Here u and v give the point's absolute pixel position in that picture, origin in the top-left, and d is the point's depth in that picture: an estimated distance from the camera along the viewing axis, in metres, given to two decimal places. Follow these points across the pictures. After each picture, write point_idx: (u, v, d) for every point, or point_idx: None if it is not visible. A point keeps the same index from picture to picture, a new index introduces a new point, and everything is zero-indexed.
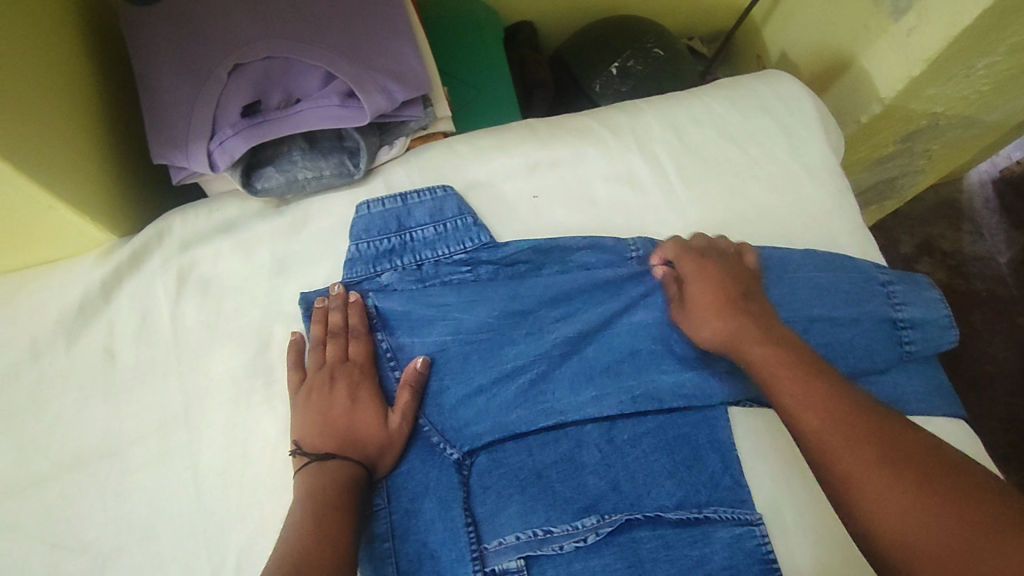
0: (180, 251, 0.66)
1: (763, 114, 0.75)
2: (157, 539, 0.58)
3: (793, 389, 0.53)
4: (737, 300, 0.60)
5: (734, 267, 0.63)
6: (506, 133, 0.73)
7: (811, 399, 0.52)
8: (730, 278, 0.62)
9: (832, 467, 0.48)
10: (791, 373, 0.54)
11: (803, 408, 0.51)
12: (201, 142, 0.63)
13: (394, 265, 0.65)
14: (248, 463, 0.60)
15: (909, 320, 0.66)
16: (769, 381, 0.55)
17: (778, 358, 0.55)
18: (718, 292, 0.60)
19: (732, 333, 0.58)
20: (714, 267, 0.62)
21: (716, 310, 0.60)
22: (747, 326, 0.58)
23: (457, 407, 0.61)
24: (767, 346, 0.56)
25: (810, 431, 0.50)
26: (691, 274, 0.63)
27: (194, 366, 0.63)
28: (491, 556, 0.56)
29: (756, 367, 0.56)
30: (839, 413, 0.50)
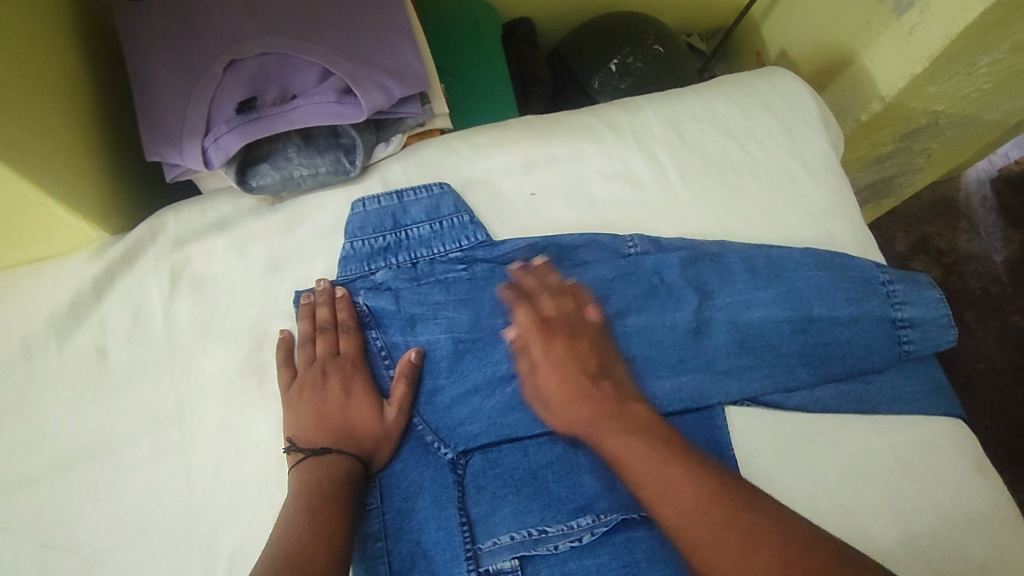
0: (173, 249, 0.66)
1: (763, 112, 0.74)
2: (148, 539, 0.58)
3: (653, 481, 0.53)
4: (585, 385, 0.60)
5: (585, 338, 0.63)
6: (503, 130, 0.72)
7: (677, 491, 0.52)
8: (579, 358, 0.62)
9: (703, 564, 0.49)
10: (651, 460, 0.54)
11: (668, 501, 0.52)
12: (195, 139, 0.63)
13: (389, 264, 0.65)
14: (240, 463, 0.60)
15: (908, 320, 0.65)
16: (632, 472, 0.55)
17: (640, 447, 0.55)
18: (566, 382, 0.60)
19: (586, 420, 0.59)
20: (563, 348, 0.62)
21: (573, 401, 0.60)
22: (602, 415, 0.58)
23: (451, 407, 0.61)
24: (626, 436, 0.56)
25: (674, 521, 0.52)
26: (542, 356, 0.62)
27: (186, 365, 0.63)
28: (485, 556, 0.56)
29: (620, 457, 0.56)
30: (698, 504, 0.51)
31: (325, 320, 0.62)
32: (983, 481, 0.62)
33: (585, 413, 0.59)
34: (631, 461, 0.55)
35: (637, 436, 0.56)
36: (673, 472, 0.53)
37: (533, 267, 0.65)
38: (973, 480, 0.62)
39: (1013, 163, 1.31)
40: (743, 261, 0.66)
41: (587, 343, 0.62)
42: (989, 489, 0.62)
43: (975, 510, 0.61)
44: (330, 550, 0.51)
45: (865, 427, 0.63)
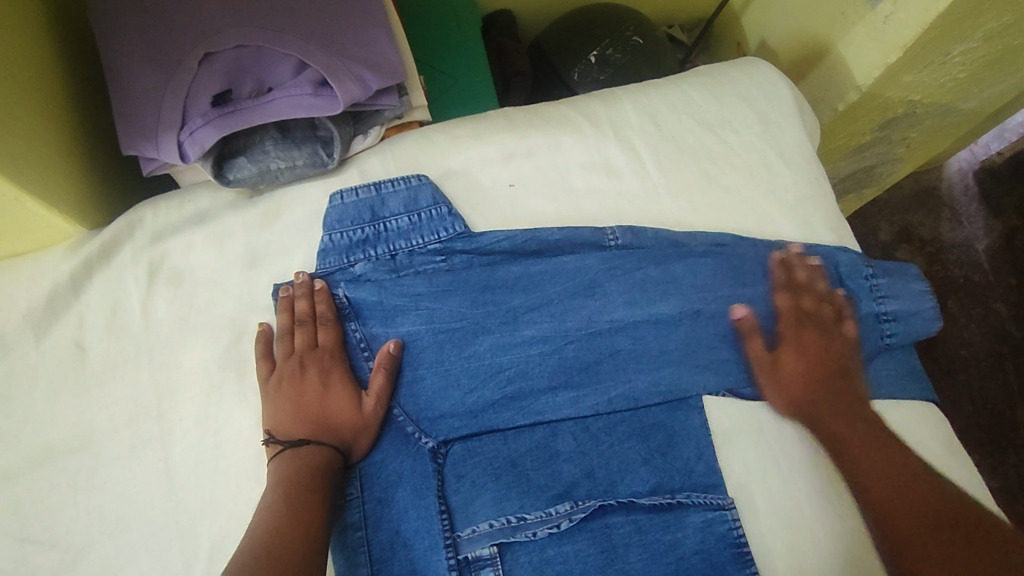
0: (150, 244, 0.66)
1: (741, 103, 0.75)
2: (129, 533, 0.58)
3: (869, 458, 0.58)
4: (823, 376, 0.63)
5: (831, 340, 0.64)
6: (481, 122, 0.72)
7: (881, 465, 0.57)
8: (825, 348, 0.64)
9: (886, 515, 0.55)
10: (862, 441, 0.59)
11: (871, 469, 0.57)
12: (171, 133, 0.62)
13: (368, 256, 0.65)
14: (221, 456, 0.60)
15: (891, 313, 0.66)
16: (844, 448, 0.59)
17: (857, 428, 0.60)
18: (811, 364, 0.63)
19: (805, 405, 0.62)
20: (812, 339, 0.64)
21: (801, 382, 0.63)
22: (821, 397, 0.62)
23: (432, 398, 0.61)
24: (845, 418, 0.61)
25: (874, 484, 0.57)
26: (785, 337, 0.65)
27: (167, 359, 0.63)
28: (464, 544, 0.57)
29: (830, 433, 0.61)
30: (906, 481, 0.56)
31: (304, 313, 0.62)
32: (952, 462, 0.63)
33: (801, 398, 0.63)
34: (844, 438, 0.60)
35: (854, 416, 0.61)
36: (891, 454, 0.58)
37: (799, 262, 0.67)
38: (943, 462, 0.63)
39: (995, 155, 1.31)
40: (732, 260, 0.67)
41: (833, 338, 0.64)
42: (958, 470, 0.63)
43: None
44: (312, 541, 0.52)
45: None
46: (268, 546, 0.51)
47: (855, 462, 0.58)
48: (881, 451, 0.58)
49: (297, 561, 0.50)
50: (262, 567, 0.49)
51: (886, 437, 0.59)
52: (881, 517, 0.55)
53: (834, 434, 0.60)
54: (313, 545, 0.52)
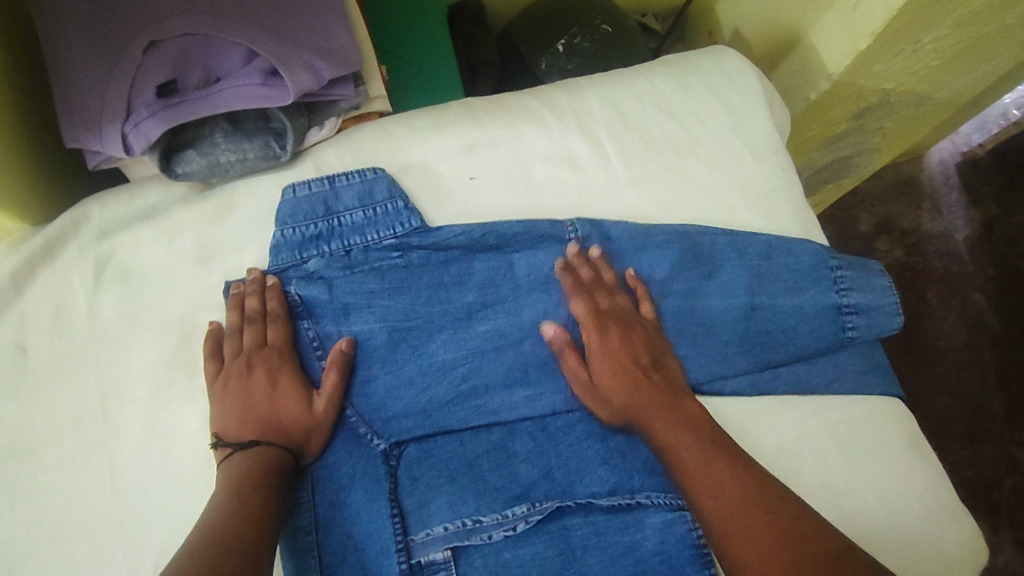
0: (97, 240, 0.63)
1: (707, 92, 0.73)
2: (72, 540, 0.56)
3: (702, 471, 0.53)
4: (638, 374, 0.60)
5: (635, 335, 0.62)
6: (442, 112, 0.71)
7: (712, 485, 0.52)
8: (630, 347, 0.61)
9: (727, 543, 0.49)
10: (699, 454, 0.54)
11: (703, 488, 0.52)
12: (115, 125, 0.60)
13: (321, 252, 0.63)
14: (169, 460, 0.58)
15: (853, 306, 0.65)
16: (680, 462, 0.55)
17: (693, 439, 0.55)
18: (621, 368, 0.60)
19: (629, 407, 0.59)
20: (615, 335, 0.62)
21: (628, 390, 0.59)
22: (653, 405, 0.58)
23: (385, 399, 0.60)
24: (679, 428, 0.56)
25: (710, 505, 0.51)
26: (598, 344, 0.61)
27: (112, 360, 0.61)
28: (417, 548, 0.56)
29: (665, 445, 0.56)
30: (744, 496, 0.51)
31: (253, 310, 0.60)
32: (916, 458, 0.63)
33: (624, 400, 0.59)
34: (677, 450, 0.55)
35: (687, 427, 0.56)
36: (724, 468, 0.53)
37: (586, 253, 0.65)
38: (906, 459, 0.63)
39: (976, 147, 1.31)
40: (674, 248, 0.65)
41: (636, 336, 0.62)
42: (921, 467, 0.63)
43: (906, 486, 0.61)
44: (263, 539, 0.50)
45: (804, 408, 0.63)
46: (214, 543, 0.48)
47: (692, 475, 0.53)
48: (712, 464, 0.53)
49: (246, 557, 0.48)
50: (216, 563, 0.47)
51: (728, 446, 0.55)
52: (722, 542, 0.50)
53: (670, 446, 0.56)
54: (264, 545, 0.50)
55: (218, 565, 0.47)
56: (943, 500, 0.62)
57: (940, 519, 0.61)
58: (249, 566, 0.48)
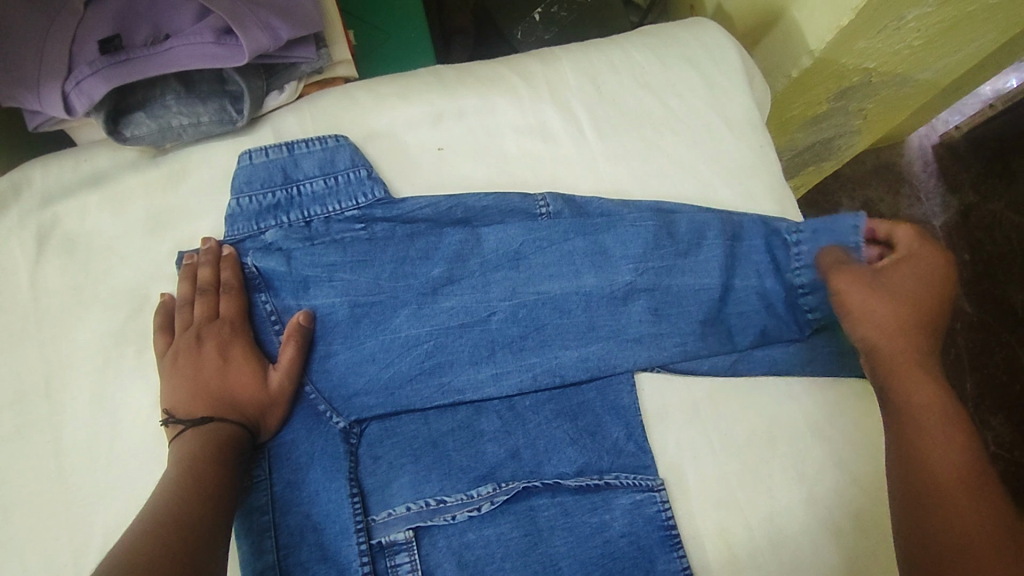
0: (41, 207, 0.61)
1: (684, 65, 0.71)
2: (11, 520, 0.54)
3: (917, 403, 0.54)
4: (921, 315, 0.59)
5: (928, 289, 0.60)
6: (410, 81, 0.68)
7: (933, 420, 0.53)
8: (921, 293, 0.59)
9: (920, 466, 0.52)
10: (933, 407, 0.54)
11: (920, 417, 0.54)
12: (55, 82, 0.57)
13: (279, 223, 0.61)
14: (115, 438, 0.56)
15: (808, 286, 0.63)
16: (916, 422, 0.54)
17: (936, 405, 0.54)
18: (915, 297, 0.59)
19: (892, 333, 0.58)
20: (910, 277, 0.60)
21: (896, 322, 0.58)
22: (908, 360, 0.57)
23: (347, 375, 0.58)
24: (920, 365, 0.56)
25: (920, 432, 0.53)
26: (888, 271, 0.60)
27: (56, 334, 0.58)
28: (378, 528, 0.54)
29: (897, 372, 0.56)
30: (968, 484, 0.50)
31: (206, 281, 0.58)
32: None
33: (892, 327, 0.58)
34: (906, 383, 0.55)
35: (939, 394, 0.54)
36: (949, 413, 0.53)
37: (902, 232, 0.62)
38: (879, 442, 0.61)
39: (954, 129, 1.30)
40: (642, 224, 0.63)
41: (932, 290, 0.60)
42: None
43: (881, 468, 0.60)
44: (221, 514, 0.48)
45: (778, 389, 0.62)
46: (169, 517, 0.46)
47: (908, 400, 0.55)
48: (932, 402, 0.54)
49: (205, 533, 0.46)
50: (164, 534, 0.45)
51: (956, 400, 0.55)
52: (926, 510, 0.50)
53: (906, 384, 0.55)
54: (222, 520, 0.48)
55: (172, 540, 0.45)
56: None
57: None
58: (206, 542, 0.46)
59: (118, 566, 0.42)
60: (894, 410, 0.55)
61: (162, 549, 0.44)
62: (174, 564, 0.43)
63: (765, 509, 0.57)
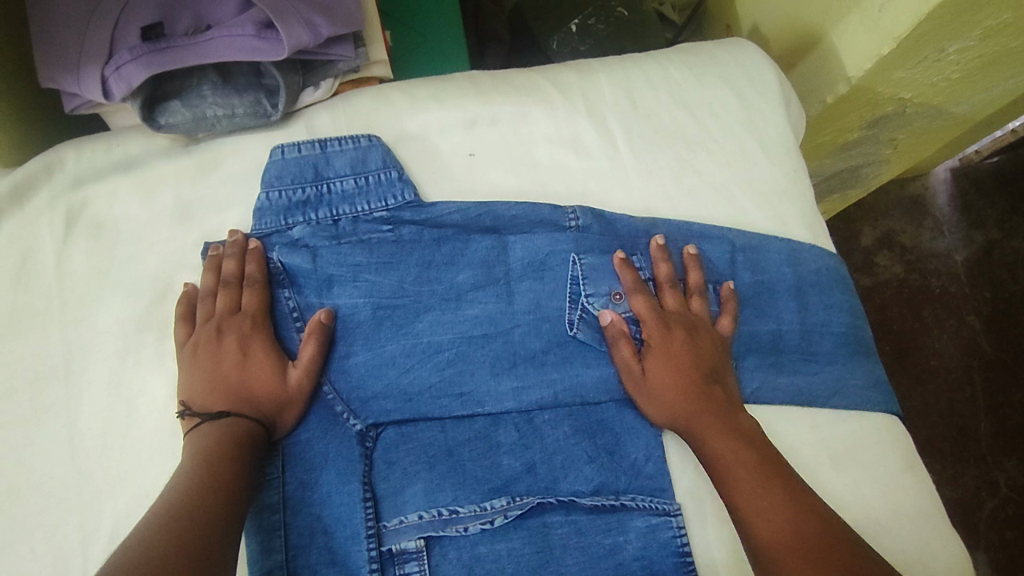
0: (71, 189, 0.61)
1: (720, 84, 0.70)
2: (23, 502, 0.53)
3: (715, 445, 0.54)
4: (699, 383, 0.57)
5: (698, 347, 0.59)
6: (444, 84, 0.68)
7: (734, 461, 0.53)
8: (689, 357, 0.58)
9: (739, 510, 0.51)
10: (732, 446, 0.53)
11: (725, 459, 0.53)
12: (96, 67, 0.58)
13: (308, 220, 0.61)
14: (131, 425, 0.55)
15: (820, 323, 0.65)
16: (729, 480, 0.52)
17: (744, 458, 0.53)
18: (682, 373, 0.57)
19: (682, 417, 0.56)
20: (679, 343, 0.59)
21: (672, 406, 0.56)
22: (708, 414, 0.55)
23: (366, 377, 0.57)
24: (715, 411, 0.56)
25: (726, 476, 0.52)
26: (657, 344, 0.59)
27: (78, 317, 0.58)
28: (389, 535, 0.53)
29: (694, 426, 0.55)
30: (784, 518, 0.49)
31: (231, 274, 0.58)
32: (915, 481, 0.60)
33: (681, 409, 0.56)
34: (703, 430, 0.55)
35: (744, 443, 0.54)
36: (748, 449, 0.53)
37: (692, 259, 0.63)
38: (903, 479, 0.59)
39: (974, 154, 1.26)
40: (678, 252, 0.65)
41: (698, 345, 0.59)
42: (916, 487, 0.59)
43: (905, 509, 0.58)
44: (231, 513, 0.47)
45: (801, 421, 0.60)
46: (182, 514, 0.45)
47: (709, 446, 0.54)
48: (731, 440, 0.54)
49: (215, 527, 0.46)
50: (174, 527, 0.44)
51: (751, 432, 0.55)
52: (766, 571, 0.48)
53: (698, 433, 0.55)
54: (235, 518, 0.47)
55: (183, 537, 0.44)
56: (939, 525, 0.58)
57: (936, 546, 0.57)
58: (219, 536, 0.46)
59: (128, 562, 0.41)
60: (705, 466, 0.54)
61: (174, 546, 0.43)
62: (186, 562, 0.42)
63: None
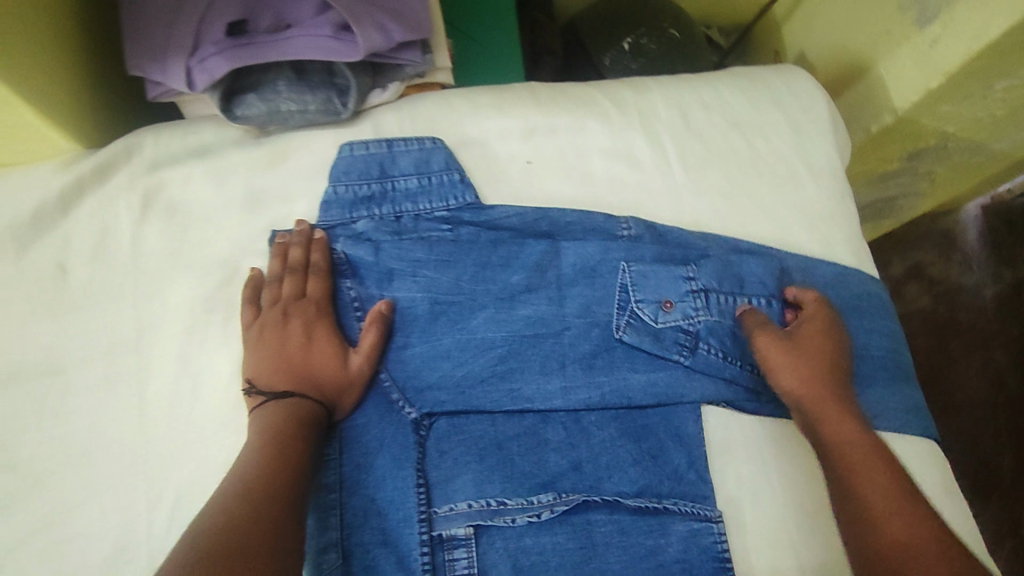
0: (148, 172, 0.64)
1: (772, 108, 0.73)
2: (91, 466, 0.56)
3: (837, 435, 0.55)
4: (831, 370, 0.59)
5: (839, 350, 0.61)
6: (506, 93, 0.71)
7: (855, 453, 0.54)
8: (834, 352, 0.60)
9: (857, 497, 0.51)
10: (855, 438, 0.55)
11: (847, 448, 0.54)
12: (180, 58, 0.61)
13: (371, 214, 0.63)
14: (196, 399, 0.58)
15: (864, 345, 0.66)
16: (851, 467, 0.53)
17: (867, 451, 0.54)
18: (824, 358, 0.60)
19: (813, 391, 0.57)
20: (824, 336, 0.61)
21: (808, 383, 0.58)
22: (833, 404, 0.57)
23: (421, 367, 0.59)
24: (841, 405, 0.57)
25: (847, 464, 0.53)
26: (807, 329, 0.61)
27: (150, 293, 0.61)
28: (440, 521, 0.55)
29: (819, 411, 0.57)
30: (903, 514, 0.49)
31: (297, 261, 0.60)
32: (950, 505, 0.61)
33: (813, 384, 0.58)
34: (826, 417, 0.56)
35: (865, 440, 0.55)
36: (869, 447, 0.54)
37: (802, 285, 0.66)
38: (938, 503, 0.60)
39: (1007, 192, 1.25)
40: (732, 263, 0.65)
41: (841, 348, 0.61)
42: (952, 511, 0.60)
43: None
44: (298, 490, 0.49)
45: None
46: (255, 488, 0.47)
47: (831, 434, 0.55)
48: (851, 435, 0.55)
49: (281, 502, 0.48)
50: (242, 502, 0.46)
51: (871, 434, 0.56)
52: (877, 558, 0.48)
53: (822, 418, 0.56)
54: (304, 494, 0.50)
55: (260, 508, 0.46)
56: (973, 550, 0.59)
57: None
58: (287, 510, 0.48)
59: (210, 532, 0.44)
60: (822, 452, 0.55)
61: (249, 521, 0.45)
62: (267, 537, 0.45)
63: (820, 554, 0.57)
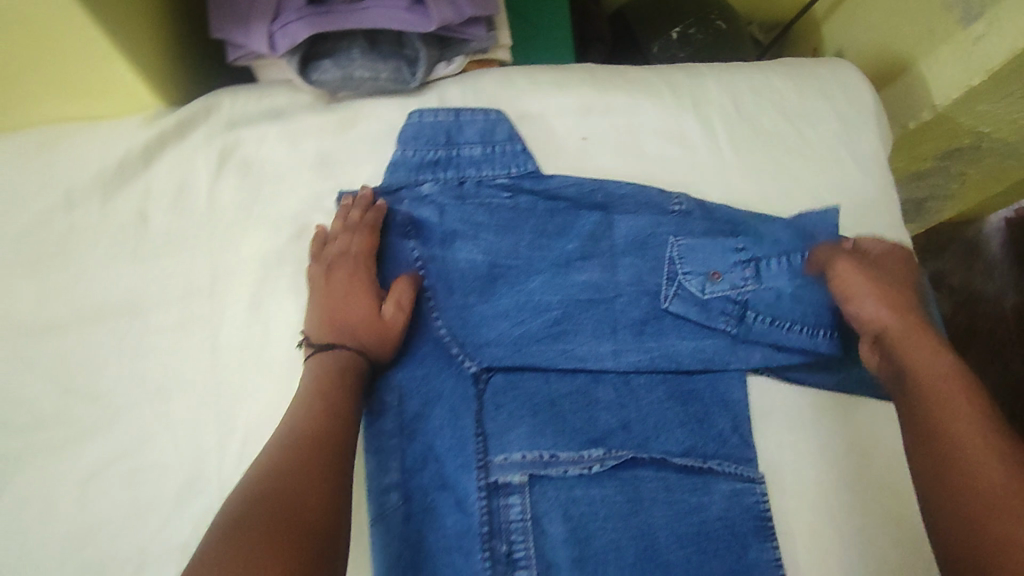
0: (225, 129, 0.67)
1: (820, 98, 0.75)
2: (167, 402, 0.59)
3: (916, 358, 0.57)
4: (906, 303, 0.61)
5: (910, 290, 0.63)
6: (564, 72, 0.73)
7: (934, 376, 0.55)
8: (906, 289, 0.63)
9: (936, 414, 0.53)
10: (934, 360, 0.57)
11: (926, 371, 0.56)
12: (263, 23, 0.64)
13: (436, 178, 0.66)
14: (267, 344, 0.61)
15: None
16: (929, 387, 0.55)
17: (947, 372, 0.55)
18: (900, 291, 0.62)
19: (890, 319, 0.60)
20: (897, 274, 0.64)
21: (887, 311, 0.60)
22: (914, 332, 0.59)
23: (481, 324, 0.62)
24: (921, 333, 0.59)
25: (926, 384, 0.55)
26: (881, 265, 0.64)
27: (225, 245, 0.64)
28: (496, 469, 0.57)
29: (899, 337, 0.59)
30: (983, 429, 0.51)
31: (354, 221, 0.63)
32: None
33: (890, 313, 0.60)
34: (906, 343, 0.58)
35: (946, 362, 0.56)
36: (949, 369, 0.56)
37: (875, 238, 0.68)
38: None
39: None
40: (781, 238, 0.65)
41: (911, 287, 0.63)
42: None
43: None
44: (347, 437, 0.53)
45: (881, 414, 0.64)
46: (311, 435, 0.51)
47: (912, 357, 0.57)
48: (931, 358, 0.57)
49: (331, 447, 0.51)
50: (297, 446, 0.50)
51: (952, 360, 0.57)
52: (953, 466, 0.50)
53: (901, 342, 0.59)
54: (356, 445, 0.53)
55: (314, 453, 0.50)
56: None
57: None
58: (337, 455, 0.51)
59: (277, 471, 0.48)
60: (900, 375, 0.57)
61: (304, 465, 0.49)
62: (327, 494, 0.48)
63: (855, 520, 0.60)
